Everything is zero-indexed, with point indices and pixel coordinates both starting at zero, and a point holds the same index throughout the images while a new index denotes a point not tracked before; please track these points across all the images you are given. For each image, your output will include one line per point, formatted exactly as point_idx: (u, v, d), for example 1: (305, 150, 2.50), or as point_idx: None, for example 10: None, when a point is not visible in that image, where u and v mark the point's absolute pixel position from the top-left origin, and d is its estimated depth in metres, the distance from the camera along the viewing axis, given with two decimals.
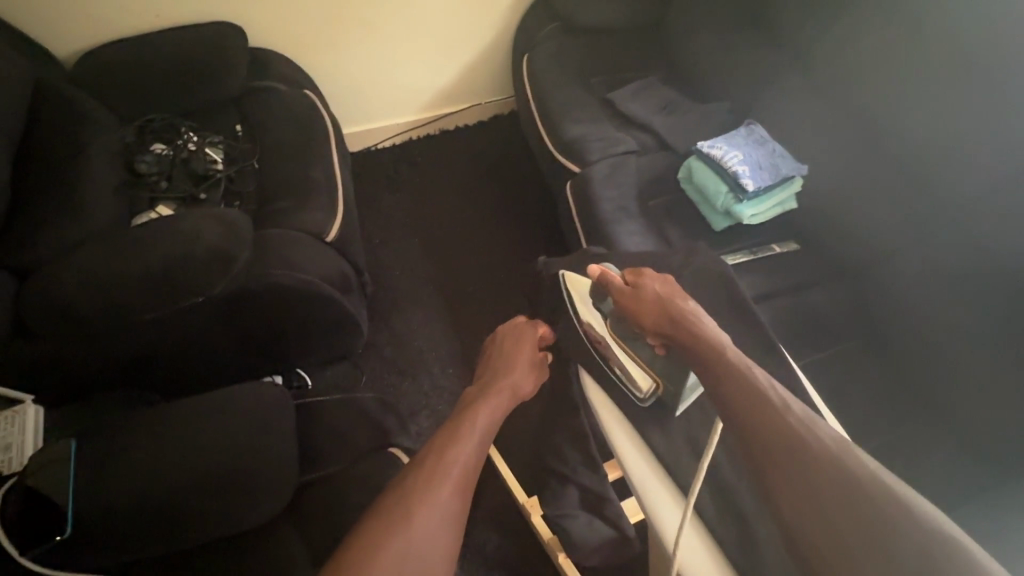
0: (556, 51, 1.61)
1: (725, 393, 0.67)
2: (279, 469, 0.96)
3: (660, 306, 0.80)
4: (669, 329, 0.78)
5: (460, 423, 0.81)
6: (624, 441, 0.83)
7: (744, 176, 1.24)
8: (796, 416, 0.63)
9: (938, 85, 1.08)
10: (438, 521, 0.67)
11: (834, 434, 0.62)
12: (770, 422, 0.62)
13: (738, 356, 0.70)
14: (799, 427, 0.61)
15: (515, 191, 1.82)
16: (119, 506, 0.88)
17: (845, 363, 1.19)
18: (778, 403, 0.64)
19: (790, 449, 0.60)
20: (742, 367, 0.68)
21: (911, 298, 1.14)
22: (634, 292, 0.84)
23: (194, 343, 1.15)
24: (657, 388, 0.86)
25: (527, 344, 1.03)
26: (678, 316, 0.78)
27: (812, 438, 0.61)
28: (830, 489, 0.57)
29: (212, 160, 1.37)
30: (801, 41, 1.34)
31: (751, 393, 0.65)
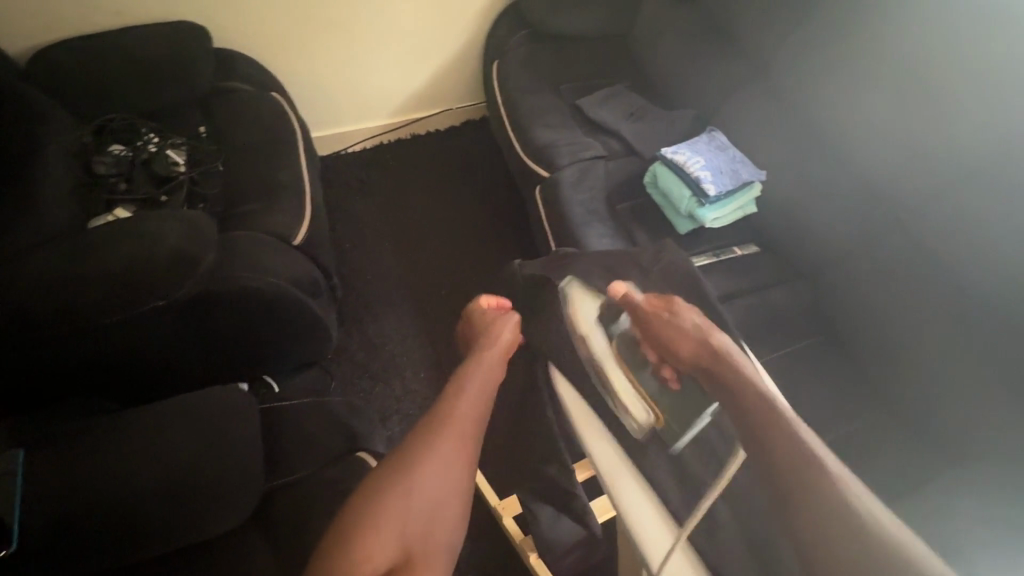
0: (527, 58, 1.64)
1: (767, 449, 0.67)
2: (246, 478, 0.94)
3: (689, 346, 0.80)
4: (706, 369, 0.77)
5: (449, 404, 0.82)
6: (600, 447, 0.81)
7: (705, 180, 1.28)
8: (847, 488, 0.62)
9: (887, 98, 1.15)
10: (441, 491, 0.73)
11: (887, 516, 0.61)
12: (817, 484, 0.62)
13: (787, 414, 0.69)
14: (850, 497, 0.62)
15: (487, 196, 1.84)
16: (74, 520, 0.85)
17: (802, 360, 1.24)
18: (830, 472, 0.63)
19: (836, 511, 0.61)
20: (791, 427, 0.67)
21: (863, 298, 1.20)
22: (663, 323, 0.83)
23: (157, 348, 1.12)
24: (655, 421, 0.83)
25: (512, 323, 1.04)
26: (711, 346, 0.78)
27: (861, 514, 0.60)
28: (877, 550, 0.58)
29: (174, 162, 1.33)
30: (762, 53, 1.40)
31: (802, 458, 0.64)
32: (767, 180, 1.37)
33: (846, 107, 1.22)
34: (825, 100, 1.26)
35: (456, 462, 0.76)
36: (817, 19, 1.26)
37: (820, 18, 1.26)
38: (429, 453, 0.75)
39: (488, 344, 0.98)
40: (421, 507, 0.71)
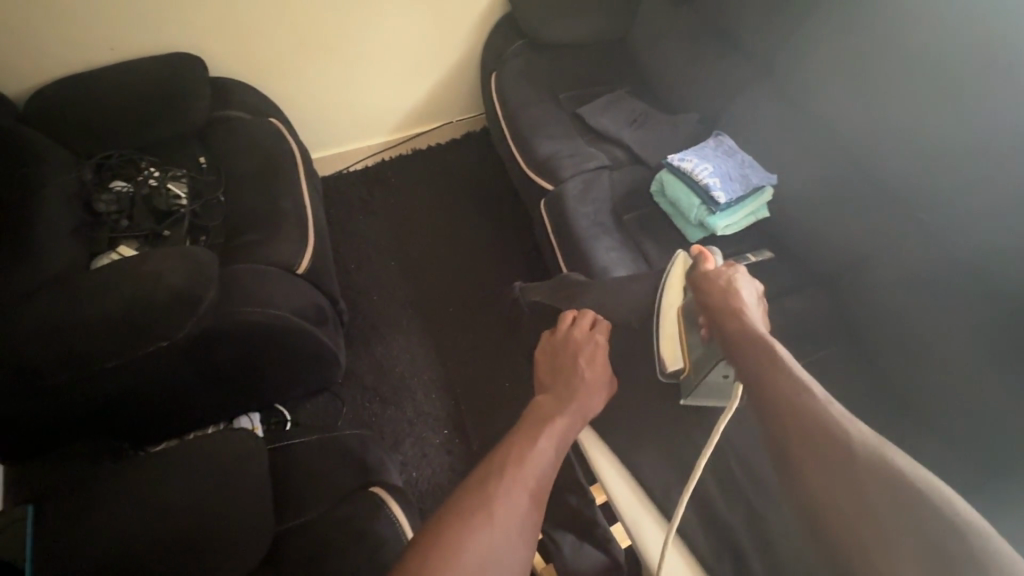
0: (524, 69, 1.61)
1: (754, 371, 0.67)
2: (255, 521, 0.91)
3: (725, 286, 0.83)
4: (721, 307, 0.80)
5: (522, 452, 0.78)
6: (609, 472, 0.99)
7: (715, 187, 1.23)
8: (837, 410, 0.60)
9: (898, 90, 1.10)
10: (506, 548, 0.66)
11: (880, 438, 0.58)
12: (797, 402, 0.60)
13: (779, 348, 0.69)
14: (833, 412, 0.59)
15: (491, 210, 1.81)
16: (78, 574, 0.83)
17: (824, 369, 1.18)
18: (820, 395, 0.61)
19: (816, 425, 0.58)
20: (783, 358, 0.66)
21: (884, 302, 1.15)
22: (710, 271, 0.88)
23: (165, 388, 1.11)
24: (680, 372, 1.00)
25: (597, 354, 0.98)
26: (731, 296, 0.81)
27: (855, 433, 0.57)
28: (857, 461, 0.54)
29: (175, 196, 1.32)
30: (766, 52, 1.36)
31: (791, 382, 0.63)
32: (777, 184, 1.32)
33: (856, 103, 1.17)
34: (835, 97, 1.21)
35: (524, 518, 0.70)
36: (822, 14, 1.22)
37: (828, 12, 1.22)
38: (499, 504, 0.69)
39: (569, 385, 0.93)
40: (500, 558, 0.65)
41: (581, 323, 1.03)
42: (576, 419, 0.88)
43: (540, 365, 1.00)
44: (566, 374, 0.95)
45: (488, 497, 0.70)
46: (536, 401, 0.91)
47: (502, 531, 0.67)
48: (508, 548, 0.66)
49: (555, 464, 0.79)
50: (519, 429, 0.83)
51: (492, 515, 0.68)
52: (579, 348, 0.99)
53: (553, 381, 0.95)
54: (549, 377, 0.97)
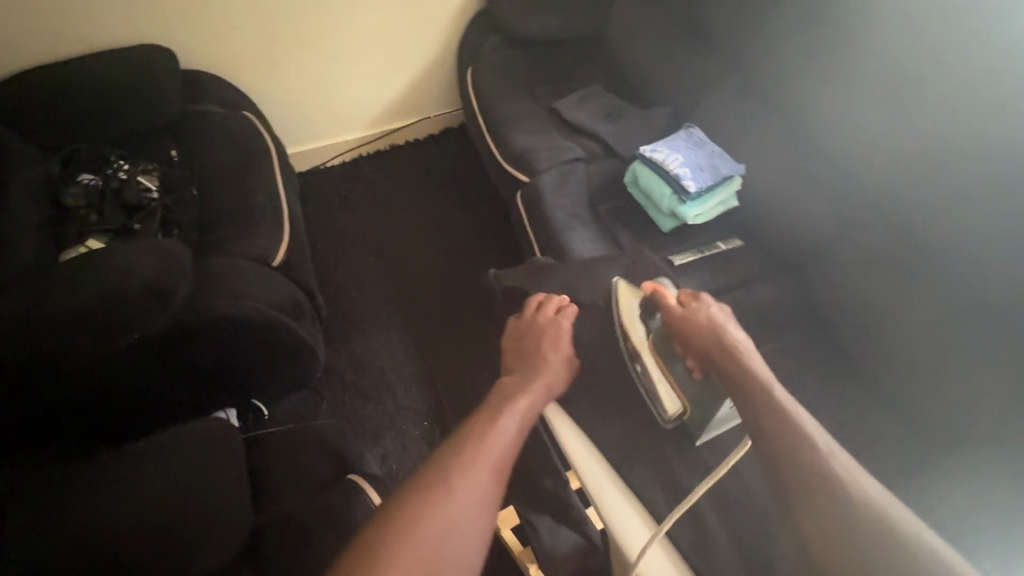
0: (501, 63, 1.63)
1: (760, 422, 0.75)
2: (231, 511, 0.92)
3: (713, 330, 0.89)
4: (714, 349, 0.87)
5: (481, 431, 0.78)
6: (588, 462, 0.89)
7: (685, 177, 1.27)
8: (838, 461, 0.70)
9: (861, 83, 1.15)
10: (459, 525, 0.67)
11: (877, 487, 0.68)
12: (804, 457, 0.70)
13: (782, 396, 0.77)
14: (835, 465, 0.69)
15: (469, 204, 1.82)
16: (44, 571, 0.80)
17: (790, 351, 1.22)
18: (823, 447, 0.71)
19: (818, 476, 0.68)
20: (788, 410, 0.75)
21: (847, 286, 1.19)
22: (685, 313, 0.93)
23: (137, 383, 1.08)
24: (683, 413, 1.00)
25: (560, 337, 0.99)
26: (722, 336, 0.88)
27: (854, 484, 0.67)
28: (855, 510, 0.65)
29: (146, 188, 1.31)
30: (734, 46, 1.40)
31: (796, 434, 0.72)
32: (746, 174, 1.36)
33: (820, 95, 1.22)
34: (801, 89, 1.26)
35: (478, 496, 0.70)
36: (787, 10, 1.27)
37: (793, 8, 1.26)
38: (452, 484, 0.70)
39: (531, 369, 0.93)
40: (457, 538, 0.66)
41: (542, 310, 1.04)
42: (539, 396, 0.88)
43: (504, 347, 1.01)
44: (528, 359, 0.95)
45: (444, 479, 0.70)
46: (499, 384, 0.91)
47: (459, 512, 0.68)
48: (466, 528, 0.67)
49: (516, 440, 0.79)
50: (479, 410, 0.83)
51: (449, 497, 0.69)
52: (540, 330, 1.00)
53: (516, 364, 0.96)
54: (513, 360, 0.97)
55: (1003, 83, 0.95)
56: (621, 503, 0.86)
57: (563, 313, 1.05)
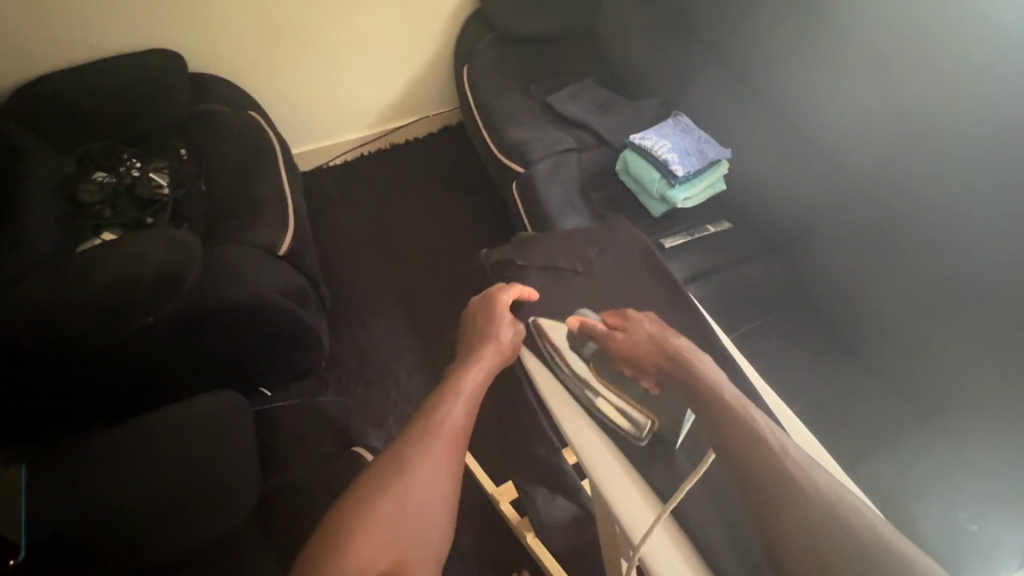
0: (495, 61, 1.69)
1: (714, 424, 0.68)
2: (242, 477, 0.96)
3: (658, 346, 0.79)
4: (667, 364, 0.77)
5: (426, 424, 0.76)
6: (582, 429, 0.82)
7: (673, 162, 1.31)
8: (792, 457, 0.64)
9: (839, 67, 1.20)
10: (411, 524, 0.67)
11: (832, 480, 0.63)
12: (769, 466, 0.62)
13: (731, 394, 0.70)
14: (789, 462, 0.63)
15: (468, 198, 1.87)
16: (67, 537, 0.85)
17: (779, 326, 1.25)
18: (775, 445, 0.64)
19: (775, 480, 0.61)
20: (739, 407, 0.68)
21: (832, 262, 1.22)
22: (627, 337, 0.82)
23: (150, 364, 1.14)
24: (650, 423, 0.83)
25: (503, 317, 0.92)
26: (668, 348, 0.79)
27: (809, 482, 0.61)
28: (815, 513, 0.59)
29: (158, 184, 1.37)
30: (719, 37, 1.45)
31: (749, 434, 0.65)
32: (733, 159, 1.40)
33: (802, 80, 1.27)
34: (783, 75, 1.31)
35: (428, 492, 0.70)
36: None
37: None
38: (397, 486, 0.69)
39: (479, 349, 0.88)
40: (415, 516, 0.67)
41: (484, 300, 0.97)
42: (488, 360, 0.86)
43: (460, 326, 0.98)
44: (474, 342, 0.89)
45: (398, 460, 0.72)
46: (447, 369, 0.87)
47: (416, 491, 0.69)
48: (425, 504, 0.69)
49: (469, 409, 0.79)
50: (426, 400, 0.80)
51: (404, 477, 0.70)
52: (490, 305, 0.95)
53: (464, 346, 0.91)
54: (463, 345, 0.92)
55: (975, 53, 0.99)
56: (620, 481, 0.77)
57: (516, 294, 0.98)
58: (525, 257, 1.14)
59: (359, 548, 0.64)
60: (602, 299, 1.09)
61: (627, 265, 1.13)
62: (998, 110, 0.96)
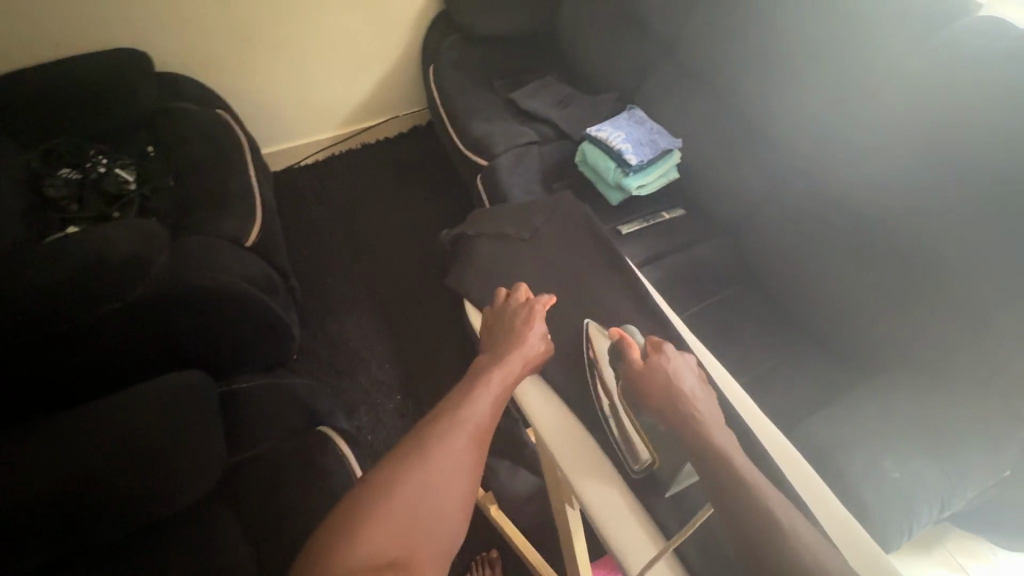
0: (459, 61, 1.74)
1: (720, 488, 0.68)
2: (210, 452, 1.00)
3: (669, 394, 0.77)
4: (676, 418, 0.76)
5: (452, 417, 0.76)
6: (581, 468, 0.82)
7: (627, 152, 1.38)
8: (801, 537, 0.63)
9: (776, 60, 1.28)
10: (430, 518, 0.66)
11: (837, 559, 0.63)
12: (772, 541, 0.62)
13: (747, 468, 0.69)
14: (797, 540, 0.62)
15: (437, 194, 1.91)
16: (30, 511, 0.86)
17: (729, 305, 1.31)
18: (784, 521, 0.64)
19: (780, 556, 0.61)
20: (749, 476, 0.68)
21: (776, 242, 1.29)
22: (647, 368, 0.81)
23: (119, 353, 1.15)
24: (652, 463, 0.84)
25: (538, 318, 0.94)
26: (684, 400, 0.76)
27: (816, 562, 0.61)
28: None
29: (124, 179, 1.39)
30: (669, 36, 1.52)
31: (756, 505, 0.65)
32: (684, 149, 1.47)
33: (744, 73, 1.35)
34: (727, 68, 1.39)
35: (450, 490, 0.69)
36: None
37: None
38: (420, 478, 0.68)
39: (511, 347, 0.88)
40: (432, 508, 0.67)
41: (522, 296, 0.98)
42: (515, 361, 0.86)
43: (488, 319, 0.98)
44: (504, 339, 0.91)
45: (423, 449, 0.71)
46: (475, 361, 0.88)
47: (436, 486, 0.68)
48: (444, 496, 0.68)
49: (496, 408, 0.79)
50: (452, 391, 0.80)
51: (427, 465, 0.70)
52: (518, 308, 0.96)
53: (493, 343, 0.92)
54: (491, 338, 0.93)
55: (902, 38, 1.09)
56: (629, 525, 0.78)
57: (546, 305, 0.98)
58: (475, 227, 1.22)
59: (370, 538, 0.62)
60: (547, 262, 1.16)
61: (572, 229, 1.19)
62: (920, 90, 1.05)
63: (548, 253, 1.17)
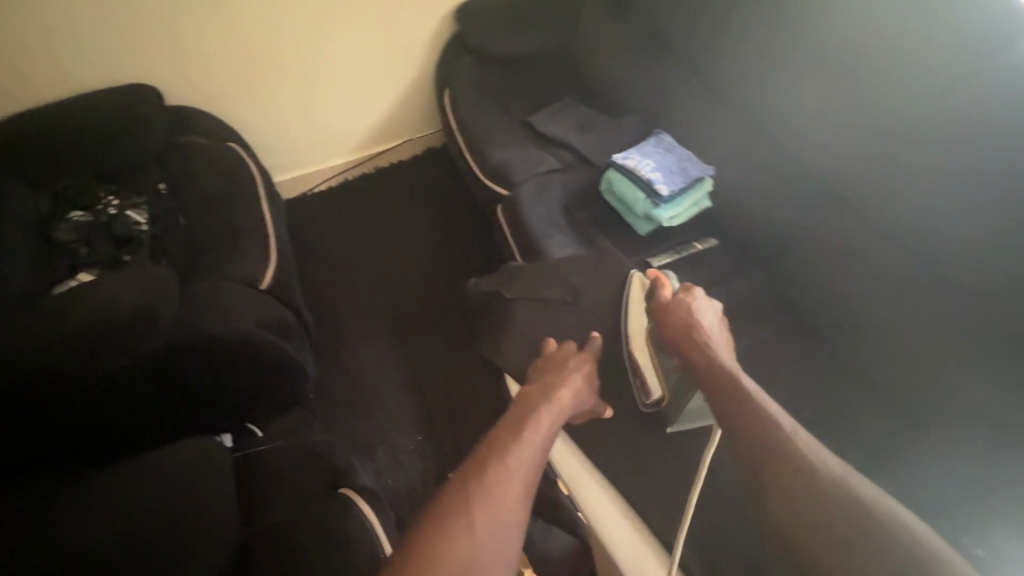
0: (475, 84, 1.69)
1: (727, 405, 0.84)
2: (223, 523, 0.94)
3: (688, 324, 1.01)
4: (691, 347, 0.98)
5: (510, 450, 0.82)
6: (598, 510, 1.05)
7: (657, 181, 1.31)
8: (800, 440, 0.76)
9: (814, 84, 1.20)
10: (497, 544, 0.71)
11: (837, 460, 0.75)
12: (774, 440, 0.76)
13: (750, 385, 0.86)
14: (796, 443, 0.76)
15: (454, 220, 1.86)
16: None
17: (768, 344, 1.24)
18: (785, 426, 0.78)
19: (777, 452, 0.75)
20: (752, 394, 0.84)
21: (818, 277, 1.22)
22: (673, 303, 1.06)
23: (131, 410, 1.10)
24: (660, 400, 1.09)
25: (576, 365, 1.05)
26: (698, 331, 1.00)
27: (817, 460, 0.73)
28: (815, 480, 0.71)
29: (135, 222, 1.33)
30: (696, 55, 1.45)
31: (758, 415, 0.80)
32: (716, 175, 1.40)
33: (778, 96, 1.27)
34: (759, 89, 1.31)
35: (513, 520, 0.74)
36: (742, 17, 1.33)
37: (747, 16, 1.32)
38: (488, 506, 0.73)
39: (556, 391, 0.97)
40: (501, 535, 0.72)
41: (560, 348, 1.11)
42: (564, 396, 0.97)
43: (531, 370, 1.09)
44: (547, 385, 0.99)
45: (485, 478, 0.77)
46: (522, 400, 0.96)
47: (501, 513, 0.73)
48: (507, 525, 0.73)
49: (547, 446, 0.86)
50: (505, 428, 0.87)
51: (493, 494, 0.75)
52: (560, 356, 1.09)
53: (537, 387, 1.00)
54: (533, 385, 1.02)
55: (959, 59, 1.01)
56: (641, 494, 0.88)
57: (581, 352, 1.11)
58: (515, 290, 1.25)
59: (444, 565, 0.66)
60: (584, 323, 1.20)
61: (612, 285, 1.22)
62: (978, 117, 0.97)
63: (588, 314, 1.21)
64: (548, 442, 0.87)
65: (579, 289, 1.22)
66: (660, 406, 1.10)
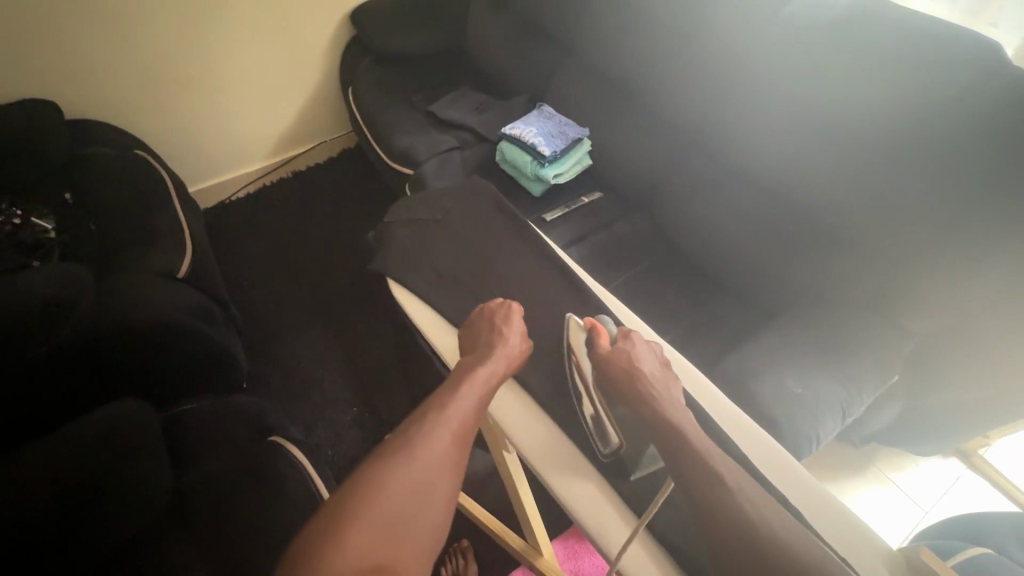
0: (376, 81, 1.81)
1: (680, 462, 0.74)
2: (157, 474, 1.02)
3: (630, 374, 0.86)
4: (635, 397, 0.84)
5: (440, 408, 0.78)
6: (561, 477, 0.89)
7: (540, 144, 1.47)
8: (749, 498, 0.70)
9: (655, 45, 1.38)
10: (417, 505, 0.68)
11: (782, 517, 0.71)
12: (731, 503, 0.69)
13: (702, 437, 0.76)
14: (745, 503, 0.69)
15: (372, 210, 1.97)
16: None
17: (651, 271, 1.42)
18: (734, 483, 0.71)
19: (735, 521, 0.67)
20: (704, 449, 0.74)
21: (683, 209, 1.42)
22: (612, 355, 0.91)
23: (49, 394, 1.09)
24: (622, 447, 0.89)
25: (514, 324, 0.99)
26: (644, 382, 0.86)
27: (767, 523, 0.68)
28: (769, 544, 0.66)
29: (42, 228, 1.38)
30: (564, 36, 1.64)
31: (707, 473, 0.71)
32: (593, 137, 1.59)
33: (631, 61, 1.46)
34: (615, 55, 1.49)
35: (438, 482, 0.71)
36: None
37: None
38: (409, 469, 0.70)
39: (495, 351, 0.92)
40: (421, 499, 0.68)
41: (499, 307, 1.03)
42: (495, 366, 0.89)
43: (468, 325, 1.02)
44: (484, 343, 0.95)
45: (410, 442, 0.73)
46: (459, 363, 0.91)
47: (423, 475, 0.70)
48: (427, 488, 0.69)
49: (480, 407, 0.82)
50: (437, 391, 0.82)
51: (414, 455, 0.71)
52: (490, 317, 1.00)
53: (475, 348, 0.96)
54: (471, 346, 0.97)
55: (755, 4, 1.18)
56: (604, 507, 0.86)
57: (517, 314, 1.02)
58: (391, 215, 1.33)
59: (359, 530, 0.62)
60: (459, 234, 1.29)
61: (477, 207, 1.33)
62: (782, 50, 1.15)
63: (459, 227, 1.30)
64: (481, 401, 0.83)
65: (445, 209, 1.33)
66: (619, 454, 0.90)
